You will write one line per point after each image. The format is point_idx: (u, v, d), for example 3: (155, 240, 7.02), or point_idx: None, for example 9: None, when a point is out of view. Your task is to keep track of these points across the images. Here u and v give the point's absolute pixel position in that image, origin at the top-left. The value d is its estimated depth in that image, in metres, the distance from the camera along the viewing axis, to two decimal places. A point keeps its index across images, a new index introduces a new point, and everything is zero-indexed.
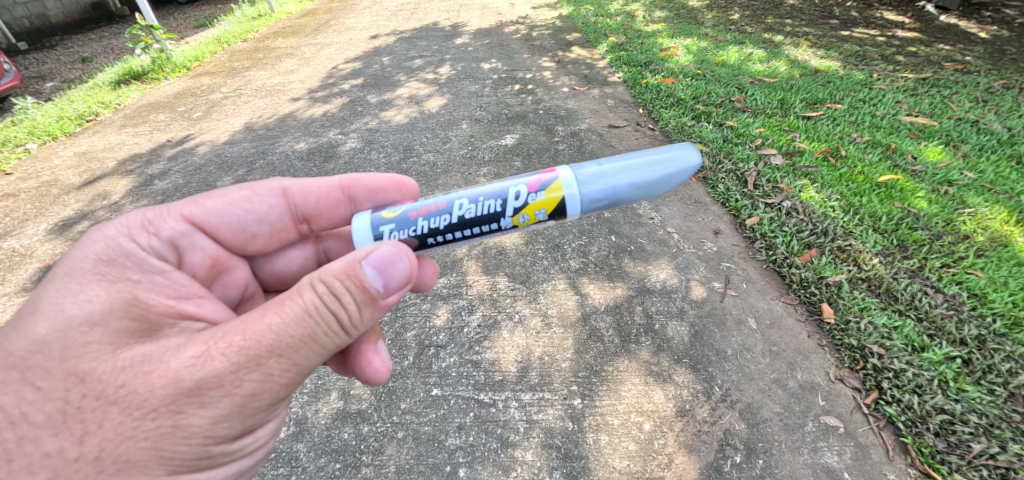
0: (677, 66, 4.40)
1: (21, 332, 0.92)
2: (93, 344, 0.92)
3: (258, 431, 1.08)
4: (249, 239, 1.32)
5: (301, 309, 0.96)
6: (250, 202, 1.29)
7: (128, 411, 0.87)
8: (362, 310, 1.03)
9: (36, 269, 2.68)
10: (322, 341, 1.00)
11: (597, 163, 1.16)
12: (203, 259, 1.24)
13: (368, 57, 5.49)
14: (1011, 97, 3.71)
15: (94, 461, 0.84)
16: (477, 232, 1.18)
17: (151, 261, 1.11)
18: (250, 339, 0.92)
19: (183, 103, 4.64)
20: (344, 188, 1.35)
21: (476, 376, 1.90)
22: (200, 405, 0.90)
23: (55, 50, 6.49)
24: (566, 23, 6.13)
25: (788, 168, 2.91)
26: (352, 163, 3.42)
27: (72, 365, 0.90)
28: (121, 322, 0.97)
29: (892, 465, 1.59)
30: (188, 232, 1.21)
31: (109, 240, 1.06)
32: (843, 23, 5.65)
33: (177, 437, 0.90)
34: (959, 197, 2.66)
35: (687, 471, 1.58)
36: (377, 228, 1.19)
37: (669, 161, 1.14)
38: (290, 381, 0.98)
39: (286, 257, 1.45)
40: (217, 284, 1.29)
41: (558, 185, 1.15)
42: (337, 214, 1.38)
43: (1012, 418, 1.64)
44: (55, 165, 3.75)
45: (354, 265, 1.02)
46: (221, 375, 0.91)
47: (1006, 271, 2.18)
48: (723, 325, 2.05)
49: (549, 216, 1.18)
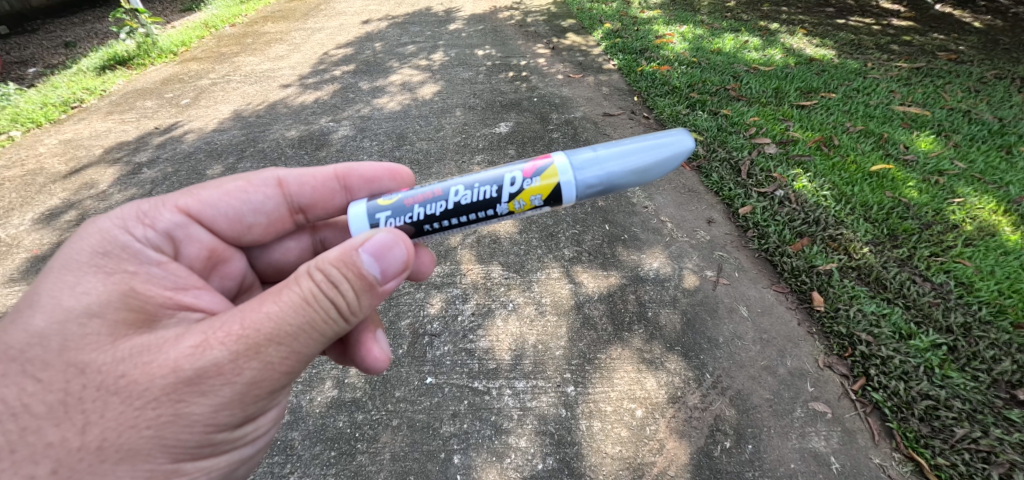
0: (673, 54, 4.37)
1: (19, 326, 0.91)
2: (91, 336, 0.91)
3: (259, 419, 1.08)
4: (245, 230, 1.30)
5: (299, 297, 0.95)
6: (244, 192, 1.27)
7: (128, 401, 0.86)
8: (360, 297, 1.02)
9: (23, 260, 2.64)
10: (321, 329, 0.99)
11: (592, 149, 1.16)
12: (199, 250, 1.21)
13: (360, 43, 5.39)
14: (1003, 87, 3.73)
15: (96, 450, 0.84)
16: (472, 218, 1.17)
17: (148, 252, 1.09)
18: (247, 327, 0.92)
19: (171, 90, 4.55)
20: (339, 178, 1.34)
21: (470, 365, 1.91)
22: (200, 393, 0.89)
23: (37, 34, 6.31)
24: (561, 9, 6.05)
25: (781, 157, 2.92)
26: (344, 151, 3.38)
27: (72, 356, 0.89)
28: (119, 313, 0.95)
29: (877, 450, 1.62)
30: (183, 223, 1.19)
31: (104, 233, 1.04)
32: (839, 11, 5.63)
33: (178, 426, 0.89)
34: (949, 187, 2.69)
35: (677, 456, 1.61)
36: (375, 215, 1.18)
37: (662, 145, 1.13)
38: (290, 368, 0.98)
39: (282, 248, 1.44)
40: (214, 276, 1.27)
41: (553, 172, 1.14)
42: (332, 203, 1.37)
43: (994, 404, 1.68)
44: (41, 153, 3.67)
45: (352, 253, 1.01)
46: (220, 364, 0.90)
47: (993, 260, 2.22)
48: (715, 313, 2.07)
49: (544, 202, 1.17)
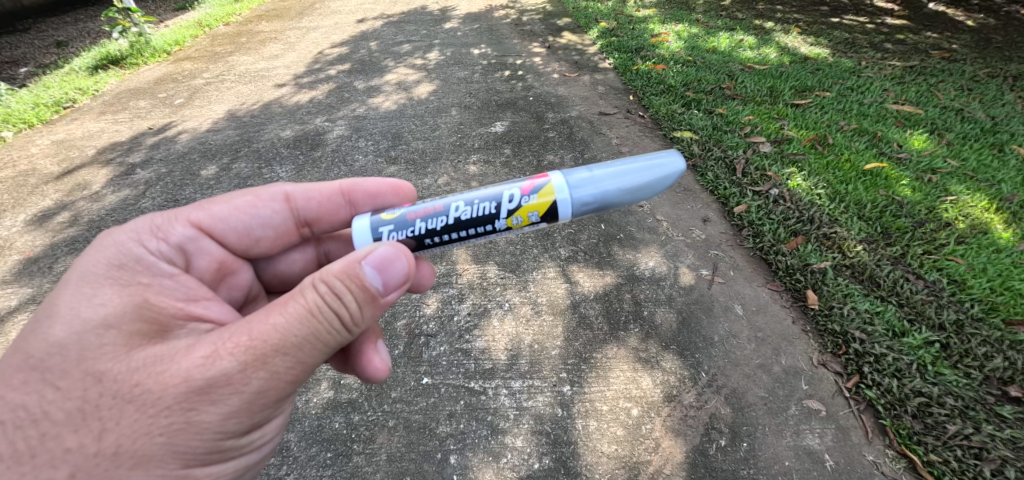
0: (668, 52, 4.37)
1: (39, 336, 0.91)
2: (108, 346, 0.91)
3: (266, 426, 1.07)
4: (254, 242, 1.29)
5: (304, 309, 0.95)
6: (253, 207, 1.26)
7: (143, 409, 0.86)
8: (363, 308, 1.01)
9: (15, 262, 2.61)
10: (325, 340, 0.98)
11: (588, 169, 1.16)
12: (209, 262, 1.21)
13: (355, 42, 5.37)
14: (995, 86, 3.76)
15: (112, 456, 0.83)
16: (471, 234, 1.17)
17: (161, 265, 1.09)
18: (255, 338, 0.91)
19: (164, 89, 4.52)
20: (344, 193, 1.33)
21: (466, 365, 1.91)
22: (210, 402, 0.89)
23: (29, 33, 6.25)
24: (557, 7, 6.04)
25: (776, 155, 2.94)
26: (339, 151, 3.37)
27: (90, 366, 0.89)
28: (134, 324, 0.95)
29: (871, 446, 1.63)
30: (195, 237, 1.19)
31: (120, 246, 1.05)
32: (834, 10, 5.66)
33: (189, 433, 0.89)
34: (942, 185, 2.71)
35: (673, 454, 1.62)
36: (377, 230, 1.18)
37: (656, 166, 1.14)
38: (296, 377, 0.97)
39: (288, 260, 1.43)
40: (222, 287, 1.27)
41: (550, 190, 1.14)
42: (337, 218, 1.35)
43: (986, 400, 1.70)
44: (33, 154, 3.64)
45: (355, 265, 1.00)
46: (229, 374, 0.90)
47: (984, 258, 2.24)
48: (710, 312, 2.08)
49: (542, 219, 1.17)
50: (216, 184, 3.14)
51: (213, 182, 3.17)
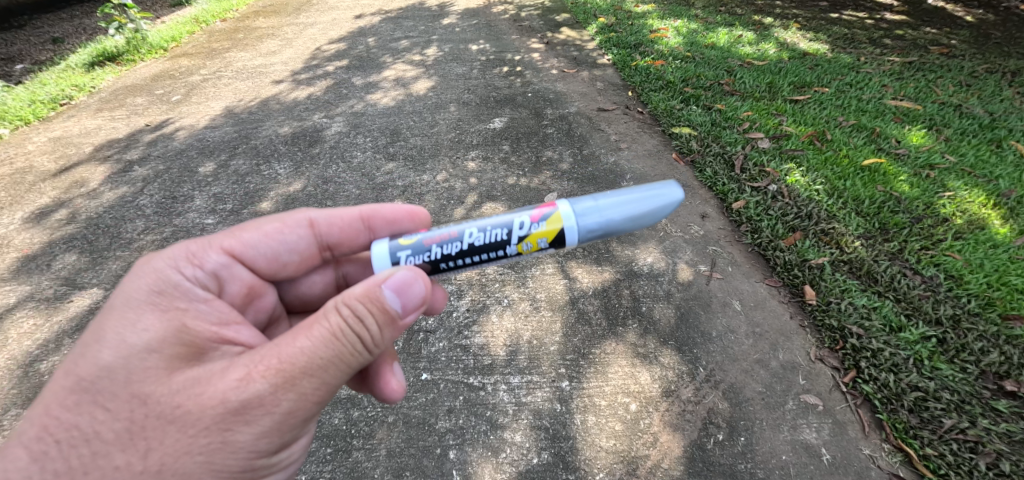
0: (667, 48, 4.37)
1: (88, 360, 0.92)
2: (151, 370, 0.92)
3: (294, 445, 1.07)
4: (281, 267, 1.29)
5: (329, 332, 0.94)
6: (280, 232, 1.25)
7: (184, 429, 0.87)
8: (384, 330, 1.01)
9: (14, 259, 2.60)
10: (349, 362, 0.98)
11: (593, 196, 1.15)
12: (240, 287, 1.20)
13: (353, 38, 5.35)
14: (994, 81, 3.76)
15: (156, 474, 0.84)
16: (483, 260, 1.17)
17: (195, 289, 1.08)
18: (286, 361, 0.91)
19: (161, 86, 4.50)
20: (365, 218, 1.31)
21: (465, 360, 1.91)
22: (245, 423, 0.90)
23: (25, 30, 6.21)
24: (555, 3, 6.02)
25: (774, 151, 2.94)
26: (337, 147, 3.37)
27: (135, 388, 0.90)
28: (174, 348, 0.95)
29: (867, 441, 1.64)
30: (228, 262, 1.18)
31: (155, 269, 1.04)
32: (833, 5, 5.64)
33: (226, 452, 0.89)
34: (940, 181, 2.72)
35: (671, 449, 1.62)
36: (391, 256, 1.18)
37: (657, 196, 1.13)
38: (324, 399, 0.97)
39: (309, 282, 1.41)
40: (250, 311, 1.26)
41: (557, 217, 1.13)
42: (358, 242, 1.34)
43: (982, 395, 1.71)
44: (30, 151, 3.63)
45: (376, 288, 1.00)
46: (263, 396, 0.90)
47: (982, 253, 2.24)
48: (709, 307, 2.09)
49: (549, 246, 1.17)
50: (214, 181, 3.13)
51: (211, 179, 3.16)
